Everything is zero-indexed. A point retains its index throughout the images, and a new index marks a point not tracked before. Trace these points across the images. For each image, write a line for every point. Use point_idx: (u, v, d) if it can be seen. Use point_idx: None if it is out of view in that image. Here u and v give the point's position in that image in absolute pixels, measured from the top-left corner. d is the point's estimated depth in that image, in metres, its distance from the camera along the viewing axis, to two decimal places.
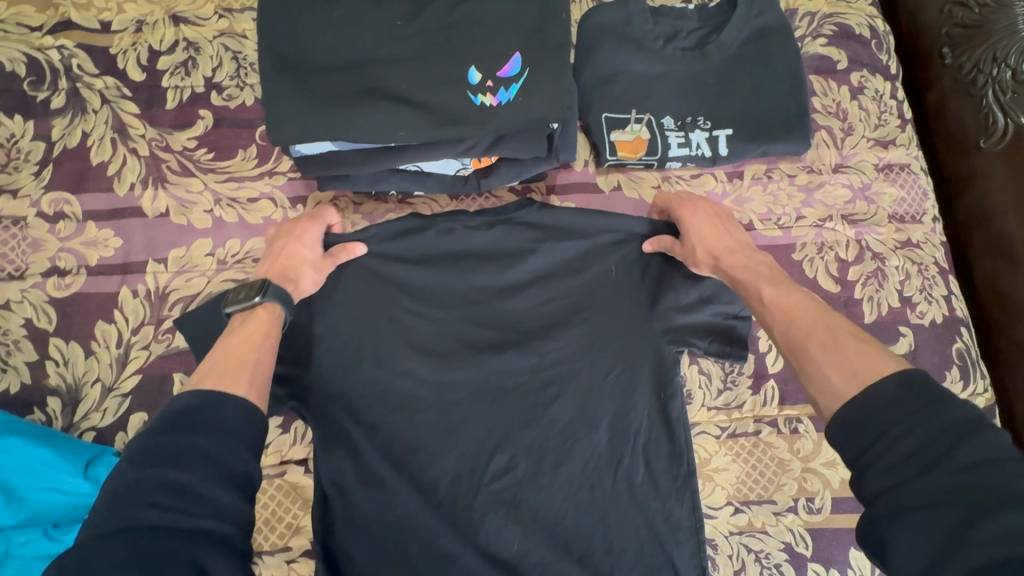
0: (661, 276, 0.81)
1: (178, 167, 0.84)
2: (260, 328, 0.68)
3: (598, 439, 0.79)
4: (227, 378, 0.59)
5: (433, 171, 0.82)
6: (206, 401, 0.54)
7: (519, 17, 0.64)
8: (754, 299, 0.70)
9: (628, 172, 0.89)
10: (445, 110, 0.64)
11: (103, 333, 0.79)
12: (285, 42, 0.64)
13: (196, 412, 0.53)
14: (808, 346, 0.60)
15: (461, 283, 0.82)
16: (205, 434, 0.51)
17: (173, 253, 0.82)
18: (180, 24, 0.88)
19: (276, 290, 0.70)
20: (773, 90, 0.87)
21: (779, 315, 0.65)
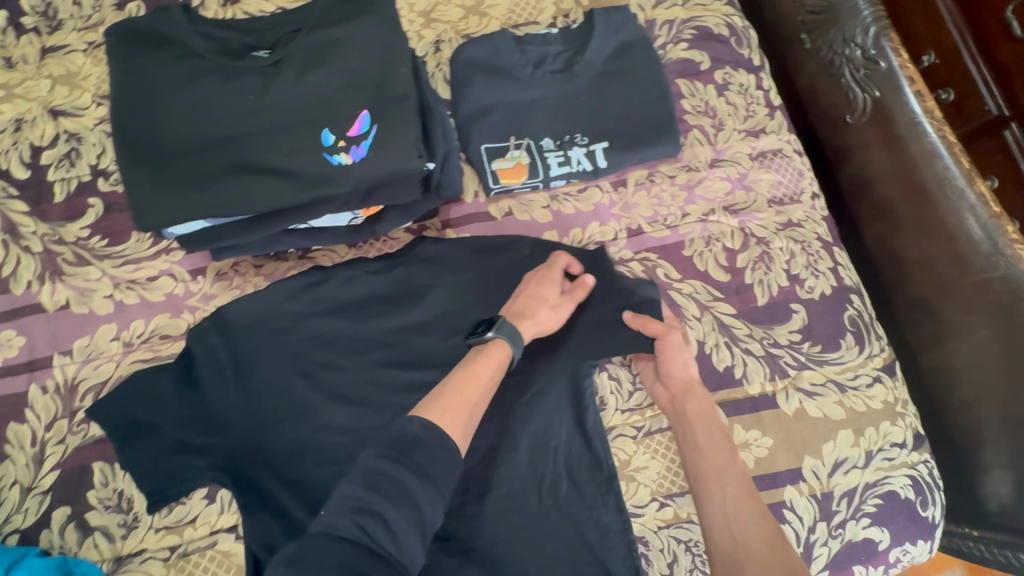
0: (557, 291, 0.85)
1: (74, 257, 0.85)
2: (485, 366, 0.74)
3: (519, 459, 0.81)
4: (452, 415, 0.66)
5: (326, 225, 0.83)
6: (420, 436, 0.62)
7: (362, 77, 0.67)
8: (700, 450, 0.77)
9: (518, 197, 0.92)
10: (306, 173, 0.66)
11: (16, 434, 0.79)
12: (141, 132, 0.66)
13: (410, 446, 0.60)
14: (754, 529, 0.68)
15: (367, 329, 0.84)
16: (416, 474, 0.59)
17: (78, 343, 0.83)
18: (59, 117, 0.89)
19: (508, 328, 0.76)
20: (641, 100, 0.91)
21: (735, 481, 0.73)
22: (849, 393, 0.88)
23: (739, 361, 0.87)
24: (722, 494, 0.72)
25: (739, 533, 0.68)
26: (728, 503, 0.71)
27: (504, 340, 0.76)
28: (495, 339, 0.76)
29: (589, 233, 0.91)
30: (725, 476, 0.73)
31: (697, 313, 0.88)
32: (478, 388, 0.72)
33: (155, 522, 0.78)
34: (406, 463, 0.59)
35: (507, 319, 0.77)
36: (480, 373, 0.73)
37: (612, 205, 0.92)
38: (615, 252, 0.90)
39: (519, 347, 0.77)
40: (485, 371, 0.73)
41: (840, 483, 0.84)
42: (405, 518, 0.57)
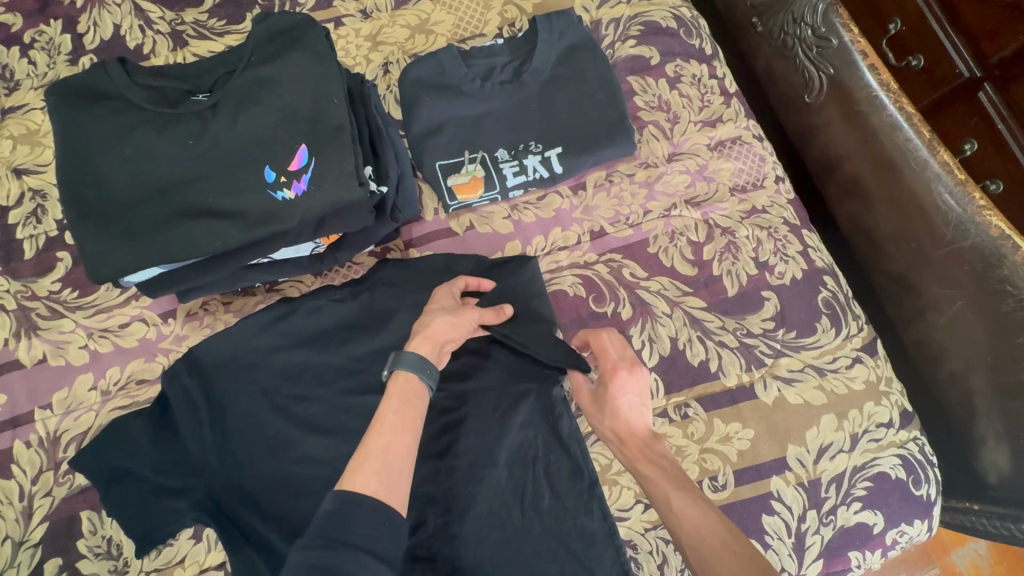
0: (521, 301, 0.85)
1: (47, 312, 0.86)
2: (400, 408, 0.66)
3: (498, 473, 0.82)
4: (378, 475, 0.59)
5: (288, 258, 0.84)
6: (342, 505, 0.54)
7: (297, 112, 0.68)
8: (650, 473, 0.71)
9: (478, 211, 0.92)
10: (253, 213, 0.67)
11: (4, 490, 0.81)
12: (88, 186, 0.67)
13: (334, 519, 0.53)
14: (716, 547, 0.62)
15: (338, 356, 0.85)
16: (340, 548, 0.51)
17: (57, 395, 0.84)
18: (23, 175, 0.91)
19: (411, 357, 0.70)
20: (590, 103, 0.91)
21: (687, 501, 0.66)
22: (829, 376, 0.86)
23: (714, 355, 0.86)
24: (686, 510, 0.66)
25: (707, 551, 0.62)
26: (693, 522, 0.65)
27: (411, 370, 0.69)
28: (399, 372, 0.69)
29: (552, 240, 0.91)
30: (682, 491, 0.68)
31: (667, 310, 0.87)
32: (393, 433, 0.63)
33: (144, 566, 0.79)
34: (335, 544, 0.51)
35: (408, 350, 0.71)
36: (400, 414, 0.66)
37: (573, 209, 0.92)
38: (579, 256, 0.90)
39: (431, 375, 0.70)
40: (391, 413, 0.65)
41: (827, 469, 0.83)
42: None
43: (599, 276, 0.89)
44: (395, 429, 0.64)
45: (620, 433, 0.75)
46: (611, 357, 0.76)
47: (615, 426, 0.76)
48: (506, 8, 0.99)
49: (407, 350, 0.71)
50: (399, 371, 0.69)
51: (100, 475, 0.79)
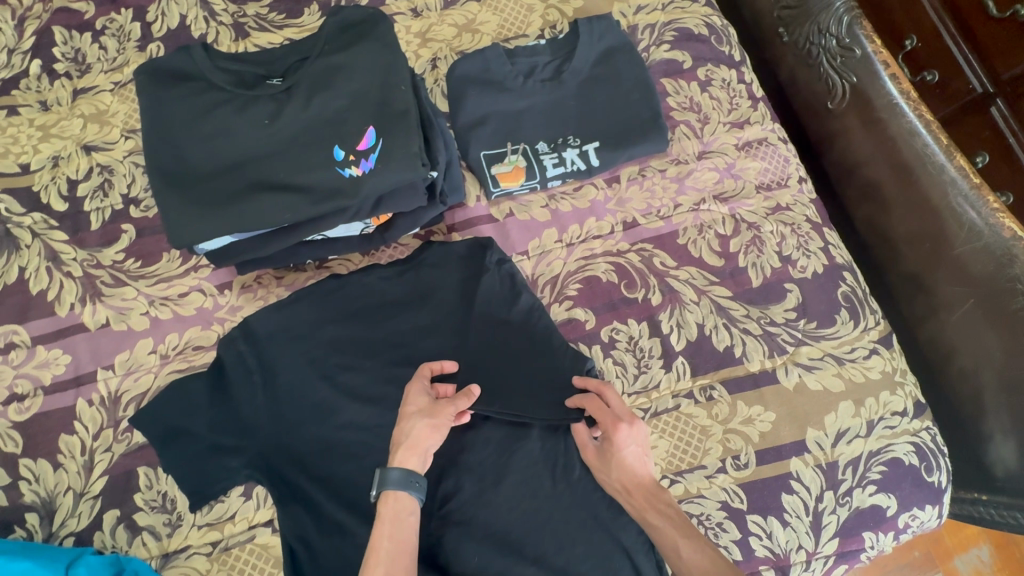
0: None
1: (111, 280, 0.92)
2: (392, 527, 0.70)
3: (532, 445, 0.86)
4: None
5: (340, 235, 0.90)
6: None
7: (366, 97, 0.73)
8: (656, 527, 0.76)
9: (517, 199, 0.97)
10: (320, 188, 0.73)
11: (67, 445, 0.86)
12: (170, 159, 0.73)
13: None
14: None
15: (384, 330, 0.90)
16: None
17: (119, 357, 0.89)
18: (92, 152, 0.97)
19: (394, 474, 0.72)
20: (626, 102, 0.97)
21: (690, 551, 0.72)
22: (847, 365, 0.91)
23: (738, 341, 0.91)
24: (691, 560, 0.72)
25: None
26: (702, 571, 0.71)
27: (396, 488, 0.72)
28: (387, 492, 0.73)
29: (586, 229, 0.96)
30: (687, 540, 0.73)
31: (694, 298, 0.92)
32: (387, 556, 0.67)
33: (197, 520, 0.84)
34: None
35: (389, 467, 0.73)
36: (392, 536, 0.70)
37: (607, 200, 0.97)
38: (613, 244, 0.95)
39: (416, 487, 0.73)
40: (384, 539, 0.69)
41: (844, 452, 0.88)
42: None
43: (631, 264, 0.94)
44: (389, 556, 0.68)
45: (629, 487, 0.78)
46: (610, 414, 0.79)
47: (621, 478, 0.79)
48: (547, 11, 1.05)
49: (388, 467, 0.73)
50: (387, 493, 0.72)
51: (160, 432, 0.84)
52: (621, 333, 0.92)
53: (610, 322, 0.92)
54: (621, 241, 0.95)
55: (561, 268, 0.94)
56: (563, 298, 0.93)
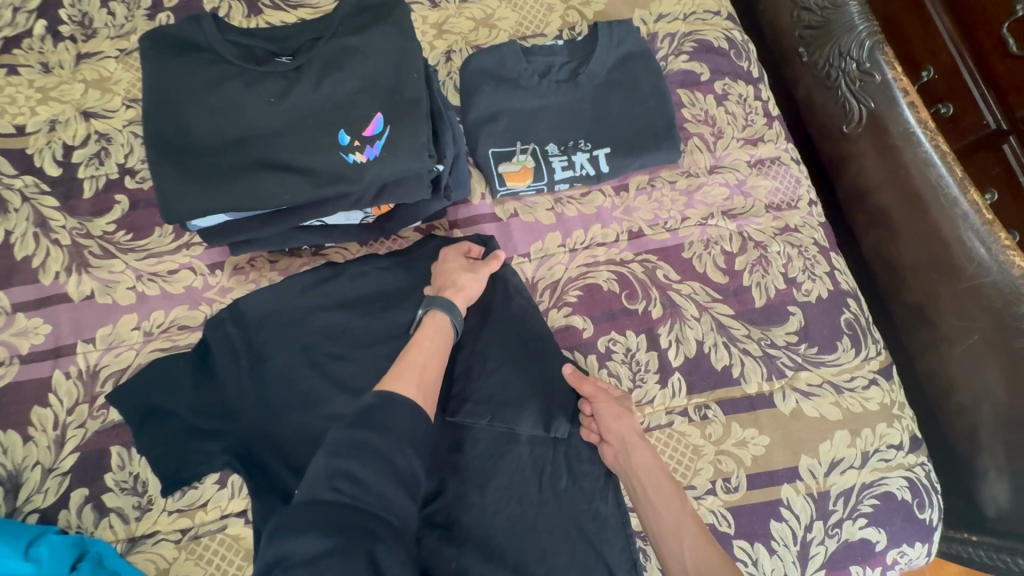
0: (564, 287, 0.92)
1: (100, 251, 0.89)
2: (432, 336, 0.80)
3: (519, 452, 0.84)
4: (411, 384, 0.73)
5: (338, 223, 0.88)
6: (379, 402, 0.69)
7: (377, 83, 0.71)
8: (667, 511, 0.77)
9: (523, 200, 0.95)
10: (322, 172, 0.71)
11: (39, 417, 0.83)
12: (169, 131, 0.71)
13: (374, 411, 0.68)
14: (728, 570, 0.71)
15: (376, 324, 0.88)
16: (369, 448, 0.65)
17: (101, 331, 0.86)
18: (91, 118, 0.94)
19: (442, 300, 0.82)
20: (641, 110, 0.95)
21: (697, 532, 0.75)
22: (846, 393, 0.89)
23: (737, 361, 0.89)
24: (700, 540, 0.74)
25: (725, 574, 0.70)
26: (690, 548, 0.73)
27: (441, 310, 0.81)
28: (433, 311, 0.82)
29: (591, 235, 0.94)
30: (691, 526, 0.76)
31: (695, 313, 0.91)
32: (426, 354, 0.78)
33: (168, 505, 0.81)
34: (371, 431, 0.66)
35: (438, 295, 0.83)
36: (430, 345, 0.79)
37: (614, 208, 0.95)
38: (616, 253, 0.93)
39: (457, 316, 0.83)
40: (425, 343, 0.79)
41: (837, 482, 0.86)
42: (354, 565, 0.56)
43: (633, 274, 0.92)
44: (423, 359, 0.77)
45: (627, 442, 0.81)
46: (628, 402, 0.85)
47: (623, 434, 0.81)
48: (567, 12, 1.03)
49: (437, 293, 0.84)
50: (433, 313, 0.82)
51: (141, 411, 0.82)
52: (618, 345, 0.90)
53: (607, 332, 0.90)
54: (625, 251, 0.93)
55: (562, 273, 0.92)
56: (562, 304, 0.91)
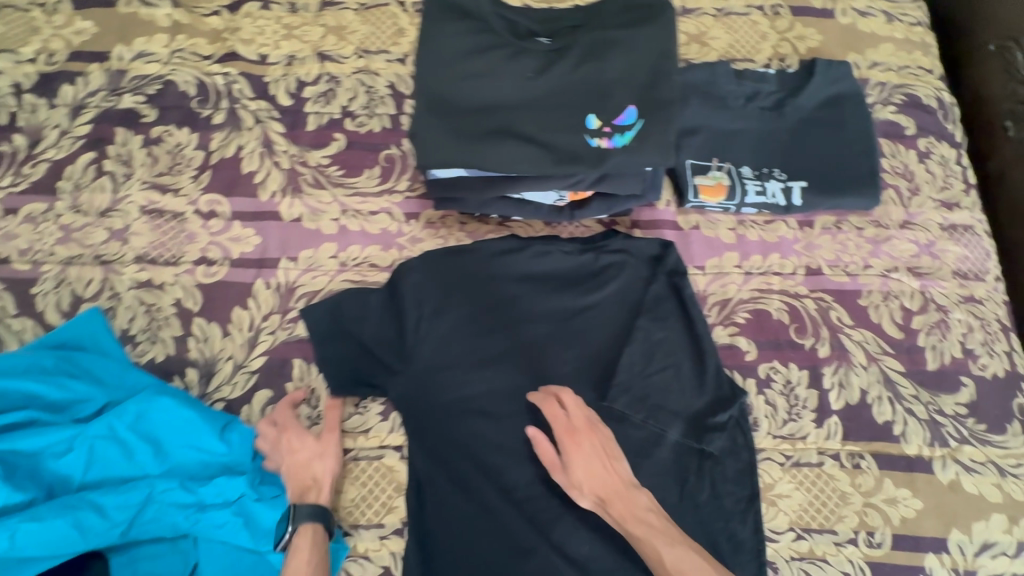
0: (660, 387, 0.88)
1: (313, 180, 0.97)
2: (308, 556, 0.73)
3: (665, 455, 0.86)
4: None
5: (534, 199, 0.93)
6: None
7: (635, 77, 0.75)
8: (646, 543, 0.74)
9: (707, 214, 0.97)
10: (564, 150, 0.75)
11: (238, 317, 0.91)
12: (434, 85, 0.77)
13: None
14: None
15: (551, 302, 0.91)
16: None
17: (303, 253, 0.94)
18: (326, 60, 1.02)
19: (306, 510, 0.75)
20: (844, 151, 0.96)
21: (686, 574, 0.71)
22: (1009, 478, 0.86)
23: (900, 419, 0.87)
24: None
25: None
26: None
27: (308, 522, 0.75)
28: (301, 527, 0.75)
29: (769, 262, 0.95)
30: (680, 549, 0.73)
31: (864, 362, 0.90)
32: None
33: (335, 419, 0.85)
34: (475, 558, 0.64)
35: (298, 503, 0.76)
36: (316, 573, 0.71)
37: (795, 241, 0.96)
38: (791, 285, 0.94)
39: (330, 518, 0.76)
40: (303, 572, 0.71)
41: (986, 565, 0.82)
42: None
43: (806, 309, 0.92)
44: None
45: (607, 496, 0.78)
46: (563, 424, 0.82)
47: (602, 492, 0.78)
48: (780, 44, 1.04)
49: (294, 502, 0.76)
50: (300, 527, 0.74)
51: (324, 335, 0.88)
52: (779, 374, 0.90)
53: (770, 359, 0.90)
54: (802, 285, 0.94)
55: (734, 293, 0.94)
56: (729, 322, 0.92)
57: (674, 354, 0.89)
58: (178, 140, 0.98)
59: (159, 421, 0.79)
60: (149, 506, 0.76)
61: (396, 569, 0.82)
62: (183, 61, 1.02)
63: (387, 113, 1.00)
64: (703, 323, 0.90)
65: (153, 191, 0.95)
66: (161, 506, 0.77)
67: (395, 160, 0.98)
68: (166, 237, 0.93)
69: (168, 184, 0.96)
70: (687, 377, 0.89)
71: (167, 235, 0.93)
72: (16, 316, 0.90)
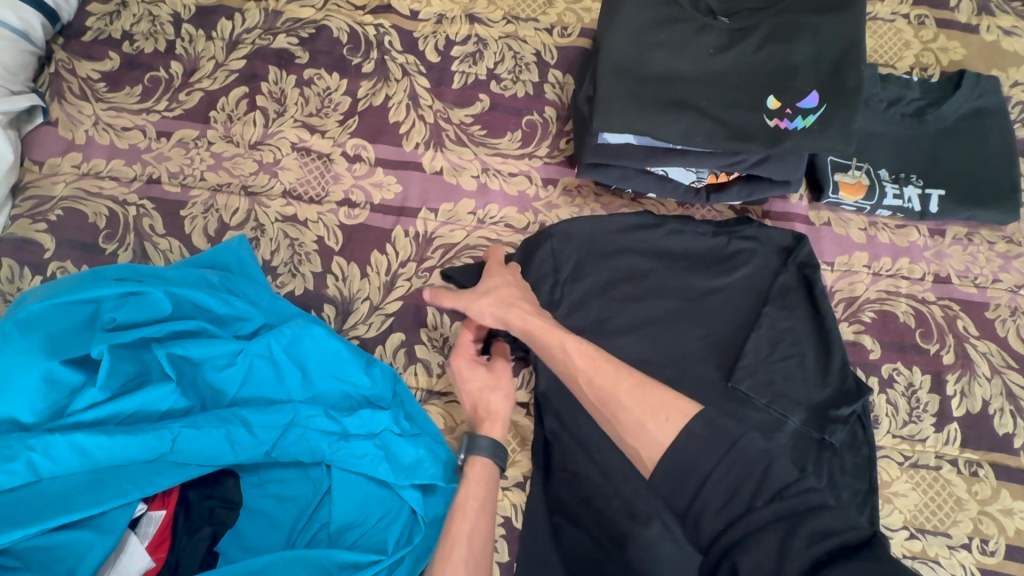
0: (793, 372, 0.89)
1: (455, 136, 0.99)
2: (479, 484, 0.77)
3: (786, 441, 0.87)
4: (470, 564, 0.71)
5: (675, 178, 0.94)
6: None
7: (818, 64, 0.76)
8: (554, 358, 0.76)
9: (839, 212, 0.98)
10: (739, 128, 0.77)
11: (376, 261, 0.93)
12: (617, 50, 0.78)
13: None
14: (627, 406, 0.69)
15: (682, 280, 0.93)
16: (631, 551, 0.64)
17: (443, 206, 0.96)
18: (475, 22, 1.04)
19: (484, 446, 0.79)
20: (984, 164, 0.96)
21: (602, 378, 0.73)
22: None
23: (1021, 432, 0.88)
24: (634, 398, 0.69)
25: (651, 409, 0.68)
26: (685, 453, 0.61)
27: (482, 456, 0.78)
28: (474, 457, 0.78)
29: (898, 266, 0.96)
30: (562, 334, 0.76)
31: (988, 373, 0.91)
32: (473, 518, 0.74)
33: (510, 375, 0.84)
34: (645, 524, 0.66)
35: (479, 435, 0.80)
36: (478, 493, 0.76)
37: (925, 248, 0.97)
38: (919, 290, 0.94)
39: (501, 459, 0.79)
40: (471, 499, 0.75)
41: None
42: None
43: (932, 316, 0.93)
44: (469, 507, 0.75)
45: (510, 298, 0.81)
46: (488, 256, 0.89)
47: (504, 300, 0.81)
48: (923, 53, 1.05)
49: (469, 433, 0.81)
50: (476, 458, 0.78)
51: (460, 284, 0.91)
52: (902, 376, 0.91)
53: (894, 360, 0.91)
54: (930, 292, 0.94)
55: (861, 292, 0.95)
56: (855, 319, 0.93)
57: (800, 343, 0.91)
58: (327, 84, 1.00)
59: (309, 349, 0.80)
60: (292, 430, 0.78)
61: (516, 521, 0.84)
62: (336, 8, 1.04)
63: (532, 80, 1.02)
64: (831, 317, 0.91)
65: (302, 130, 0.97)
66: (304, 432, 0.78)
67: (536, 126, 1.00)
68: (311, 176, 0.95)
69: (316, 125, 0.98)
70: (812, 368, 0.90)
71: (312, 174, 0.95)
72: (163, 236, 0.92)
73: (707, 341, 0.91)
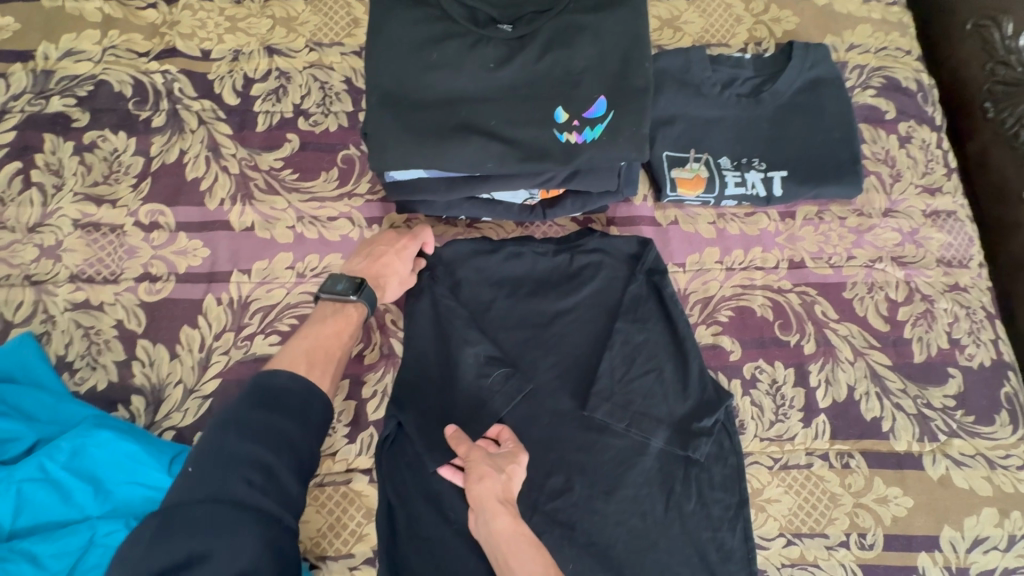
0: (650, 389, 0.83)
1: (265, 185, 0.90)
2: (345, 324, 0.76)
3: (649, 465, 0.80)
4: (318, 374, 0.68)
5: (504, 199, 0.87)
6: (280, 386, 0.62)
7: (604, 65, 0.71)
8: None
9: (686, 209, 0.93)
10: (531, 146, 0.70)
11: (187, 337, 0.83)
12: (389, 78, 0.71)
13: (279, 395, 0.62)
14: None
15: (526, 308, 0.86)
16: None
17: (257, 265, 0.87)
18: (274, 54, 0.95)
19: (370, 293, 0.78)
20: (825, 137, 0.92)
21: None
22: (998, 470, 0.83)
23: (889, 415, 0.85)
24: None
25: None
26: None
27: (365, 304, 0.78)
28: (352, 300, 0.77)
29: (751, 257, 0.91)
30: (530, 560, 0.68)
31: (850, 357, 0.87)
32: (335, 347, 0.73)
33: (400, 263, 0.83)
34: None
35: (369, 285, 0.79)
36: (341, 329, 0.76)
37: (777, 234, 0.92)
38: (774, 280, 0.90)
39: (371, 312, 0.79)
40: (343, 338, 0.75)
41: (978, 562, 0.80)
42: None
43: (790, 304, 0.89)
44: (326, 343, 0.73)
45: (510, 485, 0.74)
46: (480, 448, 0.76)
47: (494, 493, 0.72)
48: (756, 27, 1.00)
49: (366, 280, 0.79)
50: (355, 300, 0.77)
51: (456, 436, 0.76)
52: (764, 374, 0.86)
53: (755, 358, 0.87)
54: (785, 280, 0.90)
55: (716, 290, 0.90)
56: (712, 321, 0.88)
57: (657, 355, 0.85)
58: (114, 146, 0.90)
59: (98, 456, 0.72)
60: (90, 553, 0.68)
61: None
62: (116, 59, 0.94)
63: (345, 111, 0.93)
64: (685, 322, 0.86)
65: (88, 203, 0.87)
66: (103, 551, 0.68)
67: (354, 161, 0.92)
68: (104, 253, 0.86)
69: (105, 195, 0.88)
70: (672, 380, 0.84)
71: (105, 251, 0.86)
72: None
73: (559, 369, 0.84)
